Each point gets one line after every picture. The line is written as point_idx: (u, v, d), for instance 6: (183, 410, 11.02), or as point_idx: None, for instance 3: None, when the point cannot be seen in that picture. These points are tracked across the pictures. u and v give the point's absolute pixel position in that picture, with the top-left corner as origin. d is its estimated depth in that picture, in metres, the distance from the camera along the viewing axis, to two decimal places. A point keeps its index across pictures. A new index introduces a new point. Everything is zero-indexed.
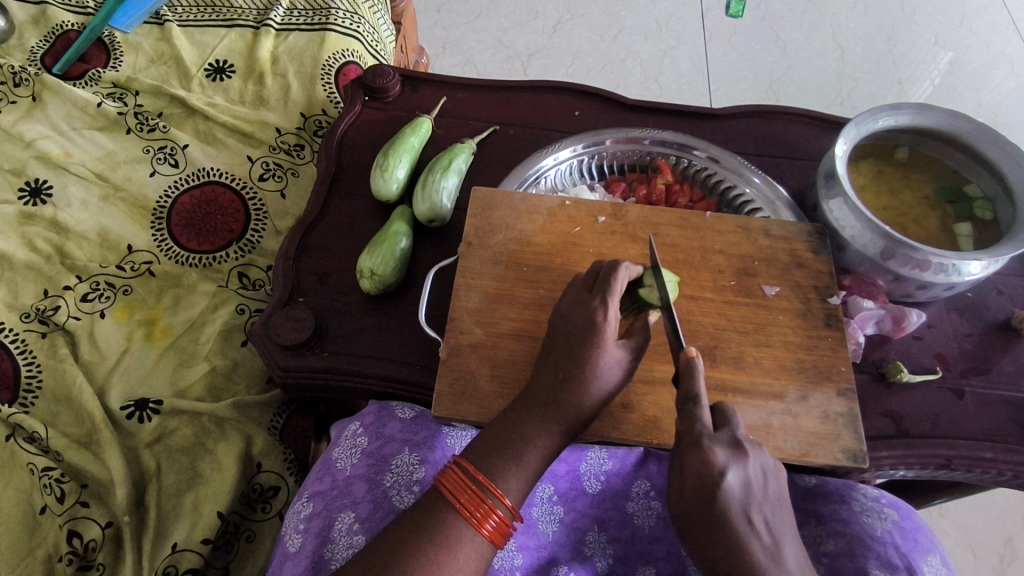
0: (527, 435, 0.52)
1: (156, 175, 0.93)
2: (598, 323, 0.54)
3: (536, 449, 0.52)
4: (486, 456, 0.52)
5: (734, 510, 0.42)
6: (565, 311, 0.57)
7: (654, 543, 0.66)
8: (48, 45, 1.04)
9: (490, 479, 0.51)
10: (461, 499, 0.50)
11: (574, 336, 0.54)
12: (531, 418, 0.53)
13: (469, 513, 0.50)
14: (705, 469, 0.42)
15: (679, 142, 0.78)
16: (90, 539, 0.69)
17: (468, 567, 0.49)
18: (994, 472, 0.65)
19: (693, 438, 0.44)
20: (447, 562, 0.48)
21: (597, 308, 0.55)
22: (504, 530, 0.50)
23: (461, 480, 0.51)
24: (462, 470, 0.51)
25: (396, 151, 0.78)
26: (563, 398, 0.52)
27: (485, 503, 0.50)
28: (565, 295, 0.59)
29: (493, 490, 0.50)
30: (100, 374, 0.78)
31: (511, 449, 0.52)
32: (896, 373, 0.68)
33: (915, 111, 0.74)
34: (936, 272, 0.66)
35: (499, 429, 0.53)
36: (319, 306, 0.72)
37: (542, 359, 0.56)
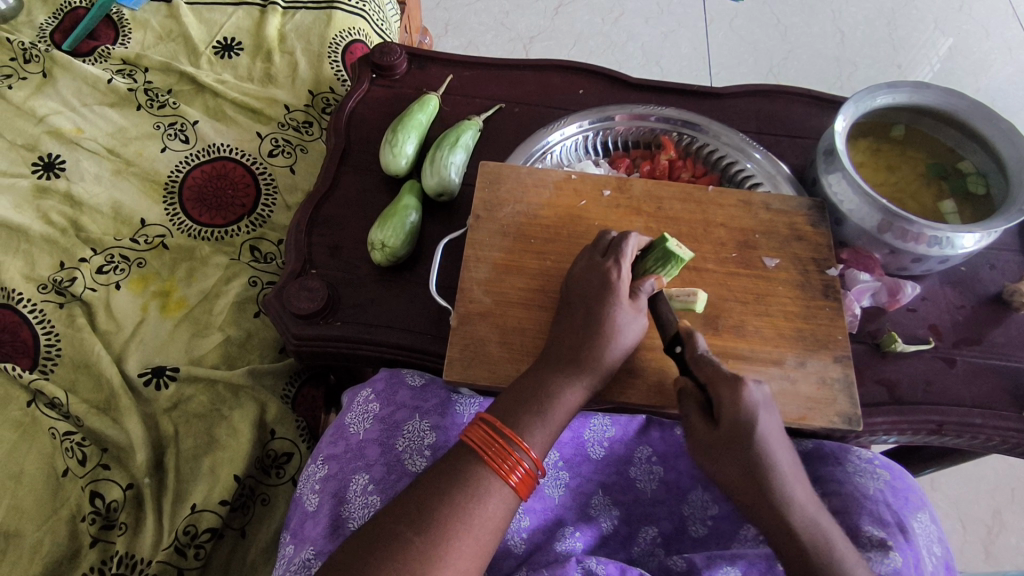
0: (552, 389, 0.56)
1: (167, 151, 0.95)
2: (614, 283, 0.58)
3: (562, 401, 0.56)
4: (512, 412, 0.55)
5: (764, 433, 0.51)
6: (579, 276, 0.61)
7: (656, 505, 0.69)
8: (57, 22, 1.04)
9: (516, 432, 0.54)
10: (488, 451, 0.53)
11: (591, 296, 0.59)
12: (555, 374, 0.56)
13: (497, 464, 0.52)
14: (742, 399, 0.50)
15: (682, 119, 0.80)
16: (111, 500, 0.71)
17: (496, 516, 0.51)
18: (983, 437, 0.68)
19: (726, 377, 0.51)
20: (476, 511, 0.51)
21: (612, 270, 0.59)
22: (529, 482, 0.53)
23: (488, 433, 0.53)
24: (489, 424, 0.54)
25: (405, 127, 0.80)
26: (584, 352, 0.57)
27: (512, 455, 0.53)
28: (578, 261, 0.62)
29: (519, 443, 0.53)
30: (117, 343, 0.80)
31: (535, 404, 0.55)
32: (891, 343, 0.70)
33: (913, 89, 0.76)
34: (930, 245, 0.69)
35: (523, 387, 0.57)
36: (332, 277, 0.73)
37: (561, 320, 0.60)
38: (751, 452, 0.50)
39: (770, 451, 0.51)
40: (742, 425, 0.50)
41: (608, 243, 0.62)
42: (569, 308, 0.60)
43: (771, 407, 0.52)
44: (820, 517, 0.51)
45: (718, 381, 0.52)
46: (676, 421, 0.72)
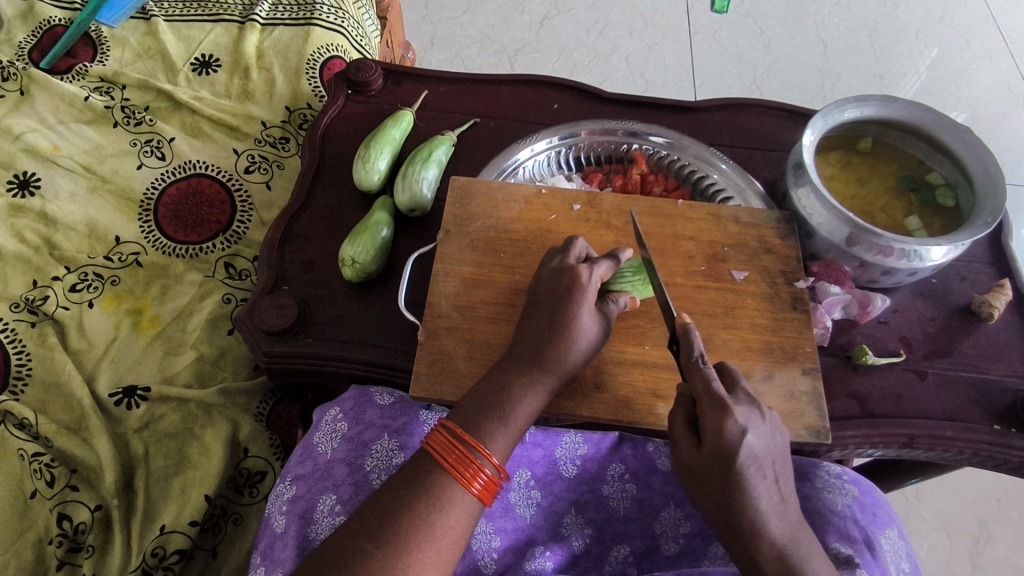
0: (515, 394, 0.55)
1: (143, 168, 0.95)
2: (582, 284, 0.58)
3: (523, 405, 0.55)
4: (474, 418, 0.54)
5: (748, 460, 0.49)
6: (547, 277, 0.60)
7: (629, 523, 0.69)
8: (35, 40, 1.05)
9: (478, 439, 0.53)
10: (449, 459, 0.53)
11: (558, 296, 0.58)
12: (519, 377, 0.56)
13: (459, 472, 0.52)
14: (725, 426, 0.49)
15: (651, 133, 0.81)
16: (79, 521, 0.71)
17: (458, 525, 0.51)
18: (954, 450, 0.68)
19: (715, 401, 0.50)
20: (438, 521, 0.50)
21: (583, 272, 0.59)
22: (491, 488, 0.53)
23: (449, 440, 0.53)
24: (450, 431, 0.54)
25: (377, 143, 0.80)
26: (547, 354, 0.56)
27: (473, 463, 0.52)
28: (549, 261, 0.62)
29: (481, 449, 0.53)
30: (89, 362, 0.80)
31: (499, 409, 0.55)
32: (862, 356, 0.70)
33: (880, 104, 0.77)
34: (899, 257, 0.69)
35: (484, 392, 0.56)
36: (303, 293, 0.73)
37: (526, 321, 0.59)
38: (731, 479, 0.49)
39: (752, 476, 0.49)
40: (724, 452, 0.49)
41: (580, 251, 0.62)
42: (534, 308, 0.59)
43: (761, 432, 0.51)
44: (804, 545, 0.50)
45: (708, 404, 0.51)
46: (648, 438, 0.73)
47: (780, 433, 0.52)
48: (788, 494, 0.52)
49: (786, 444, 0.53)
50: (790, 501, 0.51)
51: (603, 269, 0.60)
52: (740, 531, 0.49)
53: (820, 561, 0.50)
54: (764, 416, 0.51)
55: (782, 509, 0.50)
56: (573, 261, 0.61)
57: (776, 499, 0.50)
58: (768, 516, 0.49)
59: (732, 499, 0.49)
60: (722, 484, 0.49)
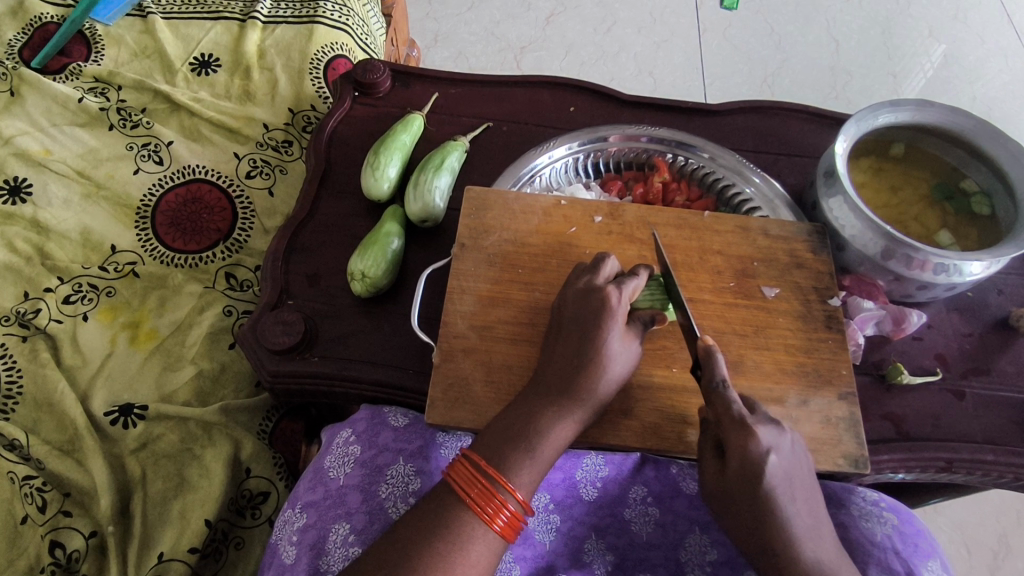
0: (541, 425, 0.52)
1: (140, 173, 0.91)
2: (611, 307, 0.54)
3: (551, 437, 0.52)
4: (496, 449, 0.51)
5: (777, 484, 0.46)
6: (573, 299, 0.57)
7: (651, 549, 0.65)
8: (26, 38, 1.01)
9: (502, 472, 0.50)
10: (471, 493, 0.49)
11: (585, 320, 0.55)
12: (544, 406, 0.53)
13: (481, 506, 0.49)
14: (749, 448, 0.46)
15: (676, 139, 0.77)
16: (73, 549, 0.67)
17: (479, 564, 0.48)
18: (994, 475, 0.64)
19: (737, 420, 0.47)
20: (457, 560, 0.47)
21: (612, 293, 0.55)
22: (515, 525, 0.50)
23: (471, 473, 0.50)
24: (473, 462, 0.50)
25: (387, 150, 0.76)
26: (575, 384, 0.53)
27: (495, 497, 0.49)
28: (576, 281, 0.58)
29: (505, 483, 0.49)
30: (83, 378, 0.76)
31: (523, 439, 0.51)
32: (897, 375, 0.67)
33: (916, 108, 0.73)
34: (936, 272, 0.65)
35: (508, 421, 0.53)
36: (309, 308, 0.70)
37: (553, 346, 0.56)
38: (761, 502, 0.46)
39: (784, 501, 0.46)
40: (752, 478, 0.46)
41: (610, 269, 0.59)
42: (560, 333, 0.56)
43: (786, 450, 0.48)
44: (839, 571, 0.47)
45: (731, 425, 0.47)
46: (671, 459, 0.69)
47: (802, 451, 0.49)
48: (817, 509, 0.49)
49: (809, 464, 0.50)
50: (821, 520, 0.48)
51: (633, 286, 0.57)
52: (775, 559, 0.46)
53: None
54: (785, 431, 0.49)
55: (813, 535, 0.47)
56: (603, 282, 0.57)
57: (807, 522, 0.47)
58: (803, 544, 0.46)
59: (764, 529, 0.46)
60: (753, 512, 0.46)
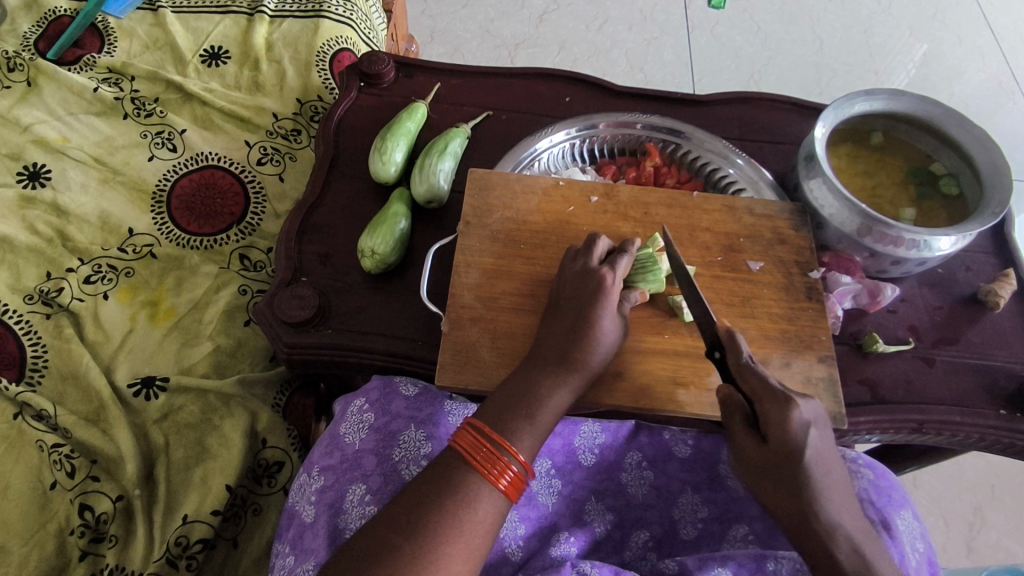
0: (541, 391, 0.57)
1: (154, 160, 0.95)
2: (606, 287, 0.60)
3: (551, 402, 0.56)
4: (501, 417, 0.56)
5: (813, 459, 0.50)
6: (570, 279, 0.62)
7: (647, 509, 0.70)
8: (40, 31, 1.04)
9: (505, 437, 0.54)
10: (476, 456, 0.53)
11: (582, 299, 0.60)
12: (544, 375, 0.57)
13: (486, 469, 0.53)
14: (790, 420, 0.50)
15: (667, 127, 0.81)
16: (101, 512, 0.71)
17: (487, 520, 0.52)
18: (962, 435, 0.70)
19: (775, 397, 0.51)
20: (466, 516, 0.51)
21: (606, 275, 0.61)
22: (518, 485, 0.54)
23: (476, 438, 0.54)
24: (478, 429, 0.55)
25: (394, 135, 0.81)
26: (572, 353, 0.58)
27: (500, 460, 0.53)
28: (571, 263, 0.64)
29: (508, 447, 0.54)
30: (105, 353, 0.80)
31: (525, 406, 0.56)
32: (873, 344, 0.72)
33: (890, 97, 0.78)
34: (909, 248, 0.71)
35: (510, 390, 0.57)
36: (322, 284, 0.74)
37: (551, 322, 0.61)
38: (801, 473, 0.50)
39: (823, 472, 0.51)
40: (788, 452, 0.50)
41: (603, 249, 0.64)
42: (558, 310, 0.61)
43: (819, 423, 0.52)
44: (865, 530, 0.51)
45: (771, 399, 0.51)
46: (664, 425, 0.74)
47: (830, 427, 0.53)
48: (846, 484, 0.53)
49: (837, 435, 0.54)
50: (847, 491, 0.53)
51: (623, 266, 0.62)
52: (816, 531, 0.50)
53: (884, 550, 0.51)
54: (819, 407, 0.53)
55: (842, 506, 0.51)
56: (596, 263, 0.63)
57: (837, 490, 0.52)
58: (835, 511, 0.51)
59: (808, 505, 0.50)
60: (796, 488, 0.50)
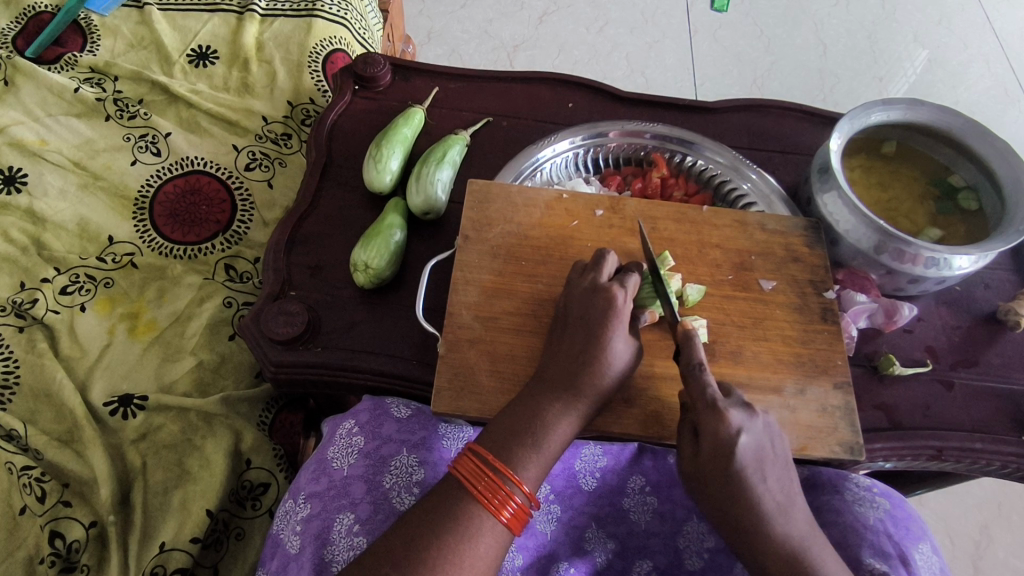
0: (546, 419, 0.53)
1: (137, 164, 0.91)
2: (617, 305, 0.55)
3: (557, 431, 0.53)
4: (503, 444, 0.52)
5: (746, 466, 0.49)
6: (579, 296, 0.58)
7: (650, 537, 0.66)
8: (20, 28, 1.00)
9: (508, 465, 0.51)
10: (478, 485, 0.50)
11: (592, 319, 0.56)
12: (549, 401, 0.54)
13: (489, 500, 0.50)
14: (721, 429, 0.49)
15: (675, 137, 0.78)
16: (73, 540, 0.67)
17: (489, 555, 0.48)
18: (982, 462, 0.66)
19: (709, 403, 0.50)
20: (468, 550, 0.47)
21: (617, 292, 0.56)
22: (521, 517, 0.51)
23: (478, 466, 0.51)
24: (479, 457, 0.51)
25: (389, 142, 0.77)
26: (579, 380, 0.54)
27: (503, 489, 0.50)
28: (578, 279, 0.59)
29: (512, 476, 0.50)
30: (81, 369, 0.76)
31: (530, 434, 0.52)
32: (889, 366, 0.69)
33: (907, 106, 0.75)
34: (926, 266, 0.67)
35: (514, 415, 0.54)
36: (311, 299, 0.70)
37: (559, 343, 0.57)
38: (732, 479, 0.49)
39: (761, 474, 0.49)
40: (721, 456, 0.49)
41: (611, 264, 0.60)
42: (566, 330, 0.57)
43: (756, 429, 0.50)
44: (813, 541, 0.49)
45: (709, 409, 0.50)
46: (669, 449, 0.70)
47: (778, 434, 0.52)
48: (791, 489, 0.51)
49: (783, 442, 0.52)
50: (795, 499, 0.51)
51: (634, 284, 0.58)
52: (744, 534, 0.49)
53: (828, 555, 0.49)
54: (762, 416, 0.51)
55: (785, 513, 0.50)
56: (605, 279, 0.58)
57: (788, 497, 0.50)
58: (774, 519, 0.49)
59: (736, 508, 0.49)
60: (726, 495, 0.49)
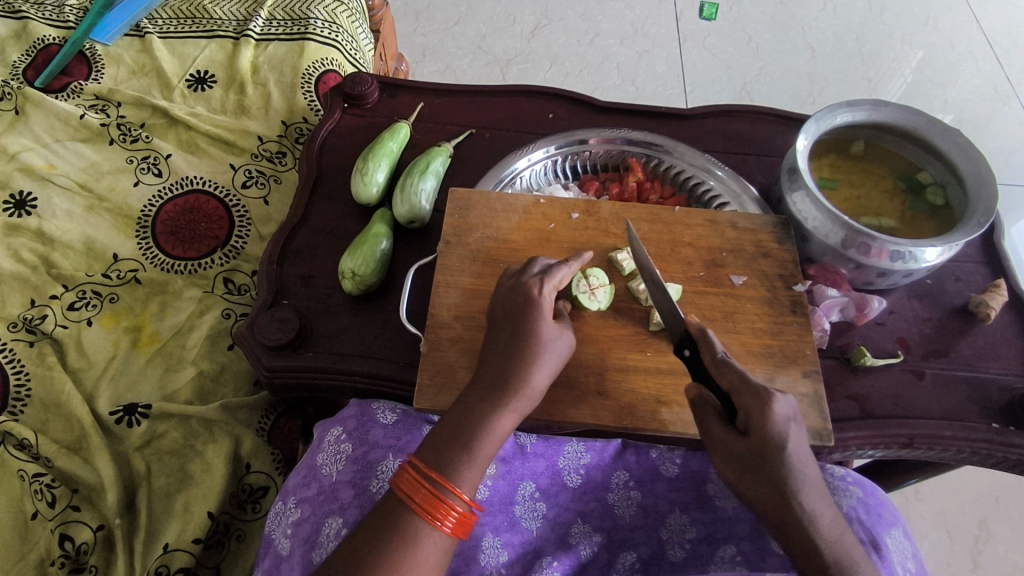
0: (479, 419, 0.54)
1: (140, 185, 0.95)
2: (535, 299, 0.58)
3: (491, 431, 0.54)
4: (439, 451, 0.54)
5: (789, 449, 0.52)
6: (502, 295, 0.61)
7: (635, 530, 0.68)
8: (29, 60, 1.05)
9: (444, 474, 0.52)
10: (417, 499, 0.52)
11: (515, 317, 0.58)
12: (482, 402, 0.55)
13: (427, 511, 0.51)
14: (769, 413, 0.51)
15: (648, 142, 0.81)
16: (82, 542, 0.71)
17: (429, 564, 0.50)
18: (954, 450, 0.68)
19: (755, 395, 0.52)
20: (408, 561, 0.50)
21: (534, 287, 0.59)
22: (464, 523, 0.52)
23: (415, 479, 0.52)
24: (417, 469, 0.53)
25: (375, 156, 0.81)
26: (507, 376, 0.56)
27: (442, 502, 0.52)
28: (502, 281, 0.63)
29: (449, 487, 0.52)
30: (88, 380, 0.80)
31: (464, 437, 0.54)
32: (860, 358, 0.71)
33: (872, 107, 0.78)
34: (893, 260, 0.69)
35: (449, 422, 0.55)
36: (303, 307, 0.73)
37: (487, 345, 0.59)
38: (775, 465, 0.52)
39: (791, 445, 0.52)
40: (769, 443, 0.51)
41: (540, 266, 0.63)
42: (493, 330, 0.60)
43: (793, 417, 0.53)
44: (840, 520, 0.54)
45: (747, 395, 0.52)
46: (652, 444, 0.73)
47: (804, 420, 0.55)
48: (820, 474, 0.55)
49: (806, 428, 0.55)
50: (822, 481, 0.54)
51: (562, 276, 0.61)
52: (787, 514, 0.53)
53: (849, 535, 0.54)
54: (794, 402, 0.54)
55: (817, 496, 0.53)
56: (527, 277, 0.61)
57: (798, 470, 0.52)
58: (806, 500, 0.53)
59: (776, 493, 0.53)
60: (764, 480, 0.53)
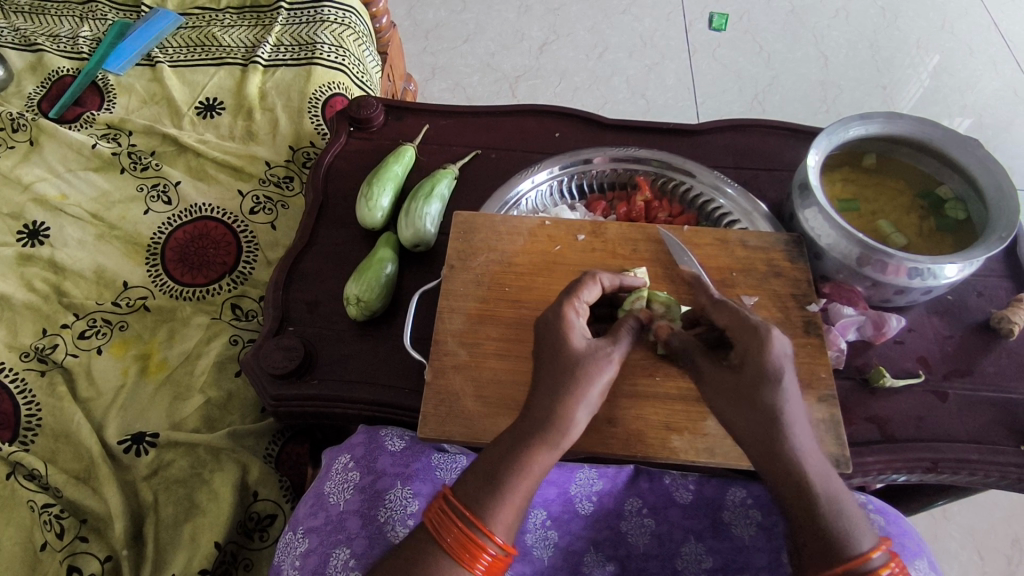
0: (506, 451, 0.50)
1: (149, 213, 0.96)
2: (565, 323, 0.54)
3: (518, 462, 0.49)
4: (470, 487, 0.49)
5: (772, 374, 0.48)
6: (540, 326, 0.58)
7: (649, 559, 0.67)
8: (44, 91, 1.08)
9: (477, 513, 0.48)
10: (448, 537, 0.48)
11: (546, 342, 0.54)
12: (510, 434, 0.51)
13: (459, 552, 0.47)
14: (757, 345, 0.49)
15: (656, 160, 0.80)
16: (89, 573, 0.71)
17: None
18: (982, 474, 0.65)
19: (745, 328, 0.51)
20: None
21: (567, 313, 0.56)
22: (497, 566, 0.48)
23: (447, 517, 0.48)
24: (450, 506, 0.48)
25: (380, 180, 0.80)
26: (536, 403, 0.51)
27: (474, 543, 0.47)
28: None
29: (483, 528, 0.47)
30: (98, 409, 0.81)
31: (491, 471, 0.49)
32: (879, 378, 0.68)
33: (887, 119, 0.75)
34: (912, 276, 0.67)
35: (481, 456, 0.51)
36: (308, 333, 0.73)
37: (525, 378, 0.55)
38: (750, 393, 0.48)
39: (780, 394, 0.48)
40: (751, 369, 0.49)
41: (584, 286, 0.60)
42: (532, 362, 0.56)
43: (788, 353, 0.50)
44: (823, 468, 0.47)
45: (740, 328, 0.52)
46: (664, 469, 0.71)
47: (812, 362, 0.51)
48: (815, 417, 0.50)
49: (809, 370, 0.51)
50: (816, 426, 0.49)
51: (591, 296, 0.58)
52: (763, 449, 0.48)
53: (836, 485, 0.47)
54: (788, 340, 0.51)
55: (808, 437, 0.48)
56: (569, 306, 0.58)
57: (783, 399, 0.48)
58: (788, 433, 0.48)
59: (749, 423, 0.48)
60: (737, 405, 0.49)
